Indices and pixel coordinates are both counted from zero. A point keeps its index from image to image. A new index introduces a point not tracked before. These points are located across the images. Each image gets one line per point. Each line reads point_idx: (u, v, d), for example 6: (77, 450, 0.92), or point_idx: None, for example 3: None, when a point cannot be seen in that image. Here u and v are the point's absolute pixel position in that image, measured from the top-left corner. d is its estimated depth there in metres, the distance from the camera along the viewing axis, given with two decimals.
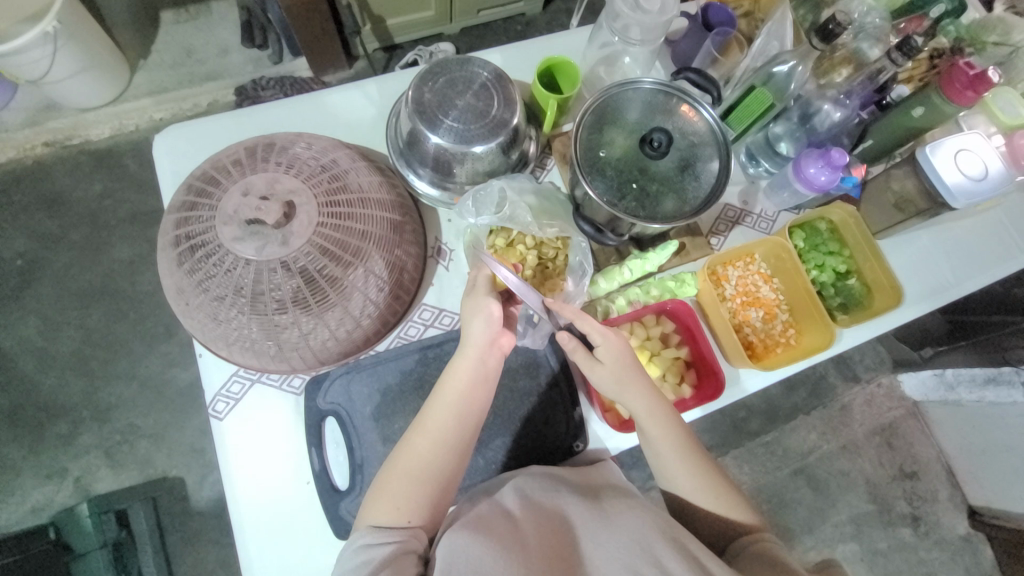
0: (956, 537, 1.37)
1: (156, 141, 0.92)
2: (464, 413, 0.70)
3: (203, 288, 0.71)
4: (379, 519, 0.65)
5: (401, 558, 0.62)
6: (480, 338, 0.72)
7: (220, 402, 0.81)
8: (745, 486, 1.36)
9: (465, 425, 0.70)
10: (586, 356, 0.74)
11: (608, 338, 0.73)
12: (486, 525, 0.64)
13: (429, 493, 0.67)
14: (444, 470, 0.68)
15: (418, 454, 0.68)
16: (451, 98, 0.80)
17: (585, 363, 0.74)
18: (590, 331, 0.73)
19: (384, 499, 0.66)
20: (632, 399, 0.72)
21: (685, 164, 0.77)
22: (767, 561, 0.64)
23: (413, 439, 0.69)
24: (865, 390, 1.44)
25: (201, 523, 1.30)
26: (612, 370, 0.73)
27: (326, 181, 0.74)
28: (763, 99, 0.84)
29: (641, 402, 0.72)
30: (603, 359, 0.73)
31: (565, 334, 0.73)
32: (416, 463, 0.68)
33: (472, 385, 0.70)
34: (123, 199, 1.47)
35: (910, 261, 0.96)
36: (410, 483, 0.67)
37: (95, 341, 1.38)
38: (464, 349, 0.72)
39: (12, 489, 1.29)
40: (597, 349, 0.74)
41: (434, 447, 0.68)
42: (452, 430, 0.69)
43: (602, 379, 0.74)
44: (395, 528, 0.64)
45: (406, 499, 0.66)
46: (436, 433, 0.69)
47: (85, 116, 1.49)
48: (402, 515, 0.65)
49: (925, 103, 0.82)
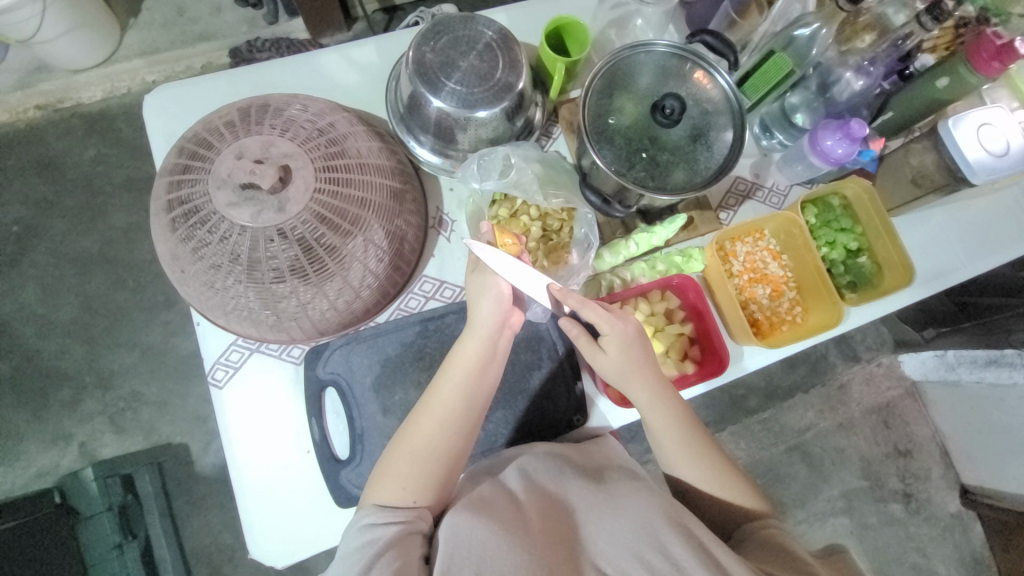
0: (945, 513, 1.39)
1: (147, 102, 0.88)
2: (471, 392, 0.70)
3: (198, 256, 0.69)
4: (385, 498, 0.65)
5: (407, 538, 0.62)
6: (489, 320, 0.72)
7: (219, 371, 0.81)
8: (741, 461, 1.37)
9: (471, 404, 0.70)
10: (589, 343, 0.73)
11: (614, 329, 0.71)
12: (489, 507, 0.64)
13: (434, 472, 0.67)
14: (447, 447, 0.68)
15: (424, 433, 0.68)
16: (453, 60, 0.76)
17: (588, 349, 0.74)
18: (596, 321, 0.71)
19: (389, 477, 0.67)
20: (636, 389, 0.71)
21: (697, 133, 0.74)
22: (772, 547, 0.64)
23: (419, 419, 0.69)
24: (865, 370, 1.44)
25: (205, 487, 1.32)
26: (617, 362, 0.71)
27: (323, 146, 0.71)
28: (781, 65, 0.80)
29: (645, 385, 0.71)
30: (607, 349, 0.72)
31: (569, 322, 0.73)
32: (422, 442, 0.68)
33: (478, 365, 0.71)
34: (117, 165, 1.44)
35: (922, 239, 0.93)
36: (417, 462, 0.67)
37: (95, 309, 1.38)
38: (473, 330, 0.72)
39: (18, 452, 1.31)
40: (603, 338, 0.72)
41: (441, 426, 0.69)
42: (460, 409, 0.69)
43: (607, 368, 0.73)
44: (400, 508, 0.65)
45: (412, 479, 0.66)
46: (440, 408, 0.69)
47: (76, 77, 1.44)
48: (408, 495, 0.66)
49: (950, 74, 0.78)
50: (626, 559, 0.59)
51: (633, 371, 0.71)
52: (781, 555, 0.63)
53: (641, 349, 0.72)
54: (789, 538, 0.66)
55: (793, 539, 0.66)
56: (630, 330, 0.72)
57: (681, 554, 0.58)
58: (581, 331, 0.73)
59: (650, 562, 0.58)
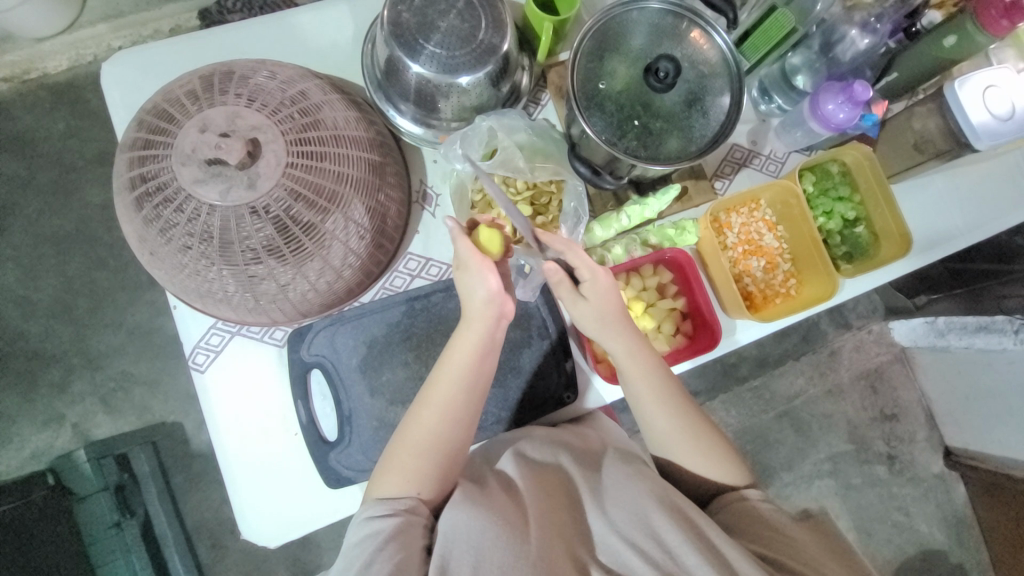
0: (929, 474, 1.43)
1: (104, 70, 0.82)
2: (473, 384, 0.68)
3: (166, 237, 0.65)
4: (387, 490, 0.65)
5: (407, 529, 0.62)
6: (485, 311, 0.67)
7: (200, 354, 0.79)
8: (730, 428, 1.39)
9: (471, 401, 0.68)
10: (570, 291, 0.70)
11: (596, 275, 0.68)
12: (486, 497, 0.64)
13: (435, 467, 0.65)
14: (449, 443, 0.66)
15: (424, 427, 0.66)
16: (432, 19, 0.70)
17: (568, 296, 0.71)
18: (578, 266, 0.68)
19: (391, 471, 0.65)
20: (612, 339, 0.71)
21: (692, 98, 0.70)
22: (754, 518, 0.64)
23: (419, 413, 0.67)
24: (855, 337, 1.44)
25: (201, 464, 1.32)
26: (596, 309, 0.69)
27: (296, 117, 0.66)
28: (783, 23, 0.76)
29: (619, 342, 0.71)
30: (587, 296, 0.70)
31: (552, 266, 0.69)
32: (421, 436, 0.66)
33: (477, 360, 0.67)
34: (89, 139, 1.37)
35: (920, 207, 0.91)
36: (417, 457, 0.65)
37: (76, 289, 1.34)
38: (469, 322, 0.68)
39: (9, 436, 1.30)
40: (584, 285, 0.69)
41: (443, 418, 0.67)
42: (461, 404, 0.67)
43: (585, 315, 0.71)
44: (402, 499, 0.64)
45: (416, 472, 0.65)
46: (442, 408, 0.67)
47: (39, 45, 1.34)
48: (411, 487, 0.64)
49: (958, 32, 0.74)
50: (619, 545, 0.59)
51: (610, 317, 0.69)
52: (763, 525, 0.62)
53: (620, 301, 0.70)
54: (768, 507, 0.65)
55: (773, 509, 0.65)
56: (609, 280, 0.70)
57: (673, 540, 0.57)
58: (563, 278, 0.70)
59: (644, 549, 0.58)
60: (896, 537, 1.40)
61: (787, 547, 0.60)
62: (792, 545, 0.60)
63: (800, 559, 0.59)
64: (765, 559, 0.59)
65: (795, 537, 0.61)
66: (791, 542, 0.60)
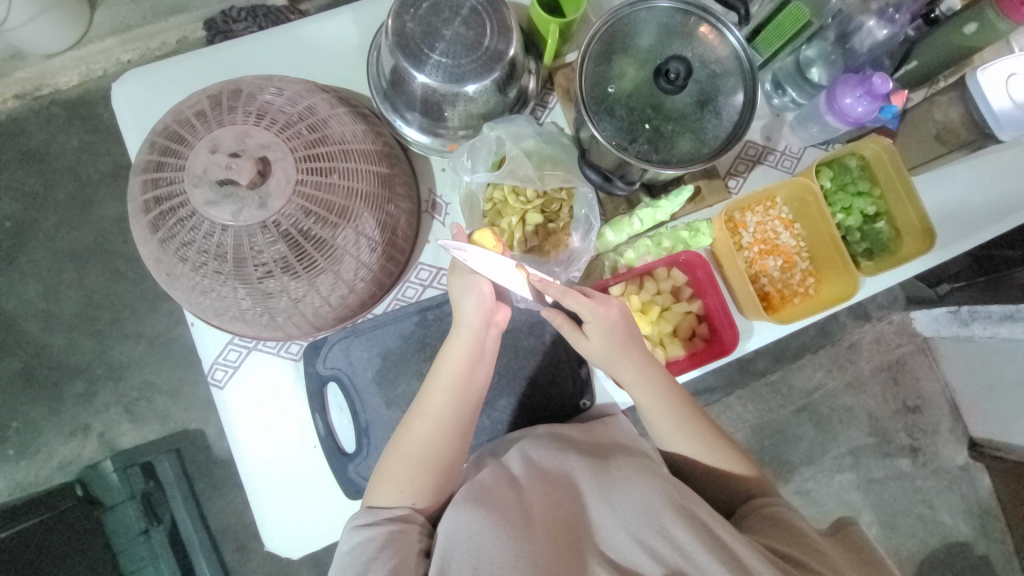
0: (954, 466, 1.40)
1: (114, 91, 0.83)
2: (463, 393, 0.68)
3: (182, 257, 0.66)
4: (385, 499, 0.65)
5: (404, 534, 0.62)
6: (474, 319, 0.69)
7: (218, 370, 0.80)
8: (748, 424, 1.38)
9: (463, 410, 0.68)
10: (573, 330, 0.71)
11: (598, 315, 0.68)
12: (487, 497, 0.64)
13: (432, 476, 0.66)
14: (445, 454, 0.67)
15: (421, 436, 0.67)
16: (437, 27, 0.69)
17: (573, 335, 0.71)
18: (578, 308, 0.68)
19: (387, 481, 0.66)
20: (621, 369, 0.70)
21: (704, 98, 0.68)
22: (777, 521, 0.63)
23: (413, 423, 0.67)
24: (875, 328, 1.41)
25: (224, 469, 1.35)
26: (601, 346, 0.69)
27: (304, 132, 0.67)
28: (798, 16, 0.74)
29: (631, 371, 0.70)
30: (590, 334, 0.69)
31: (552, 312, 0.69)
32: (417, 445, 0.66)
33: (468, 370, 0.68)
34: (102, 152, 1.39)
35: (944, 198, 0.88)
36: (413, 467, 0.66)
37: (97, 301, 1.37)
38: (458, 329, 0.69)
39: (37, 446, 1.34)
40: (586, 325, 0.69)
41: (441, 436, 0.67)
42: (455, 416, 0.67)
43: (592, 352, 0.71)
44: (394, 508, 0.64)
45: (411, 481, 0.65)
46: (437, 416, 0.67)
47: (51, 62, 1.37)
48: (406, 497, 0.65)
49: (979, 19, 0.71)
50: (627, 544, 0.58)
51: (618, 351, 0.69)
52: (785, 530, 0.61)
53: (626, 330, 0.69)
54: (793, 513, 0.64)
55: (797, 514, 0.64)
56: (614, 315, 0.69)
57: (683, 537, 0.56)
58: (565, 319, 0.70)
59: (654, 548, 0.57)
60: (920, 531, 1.38)
61: (812, 552, 0.59)
62: (817, 551, 0.59)
63: (825, 563, 0.58)
64: (785, 557, 0.58)
65: (821, 544, 0.60)
66: (816, 547, 0.59)
